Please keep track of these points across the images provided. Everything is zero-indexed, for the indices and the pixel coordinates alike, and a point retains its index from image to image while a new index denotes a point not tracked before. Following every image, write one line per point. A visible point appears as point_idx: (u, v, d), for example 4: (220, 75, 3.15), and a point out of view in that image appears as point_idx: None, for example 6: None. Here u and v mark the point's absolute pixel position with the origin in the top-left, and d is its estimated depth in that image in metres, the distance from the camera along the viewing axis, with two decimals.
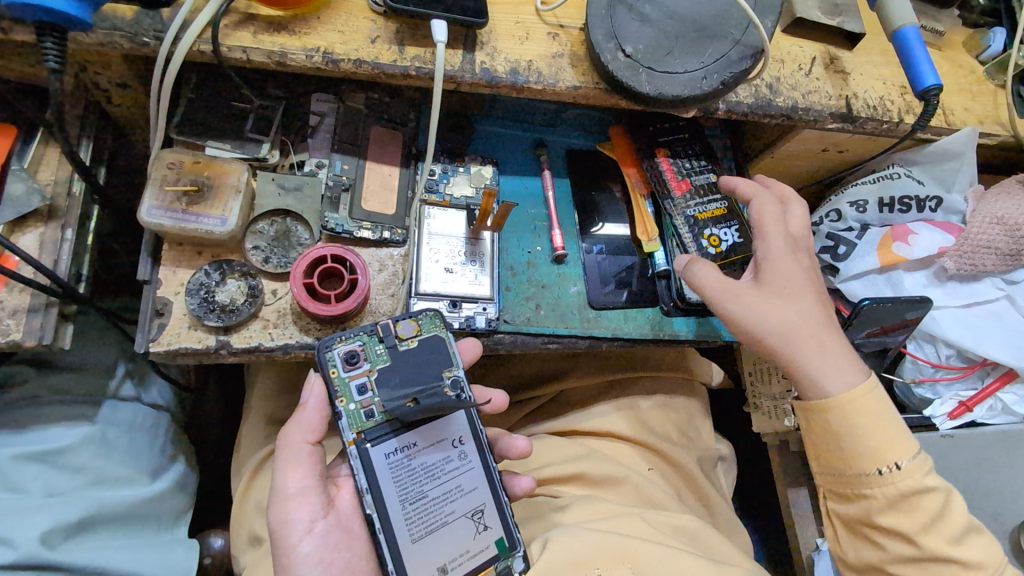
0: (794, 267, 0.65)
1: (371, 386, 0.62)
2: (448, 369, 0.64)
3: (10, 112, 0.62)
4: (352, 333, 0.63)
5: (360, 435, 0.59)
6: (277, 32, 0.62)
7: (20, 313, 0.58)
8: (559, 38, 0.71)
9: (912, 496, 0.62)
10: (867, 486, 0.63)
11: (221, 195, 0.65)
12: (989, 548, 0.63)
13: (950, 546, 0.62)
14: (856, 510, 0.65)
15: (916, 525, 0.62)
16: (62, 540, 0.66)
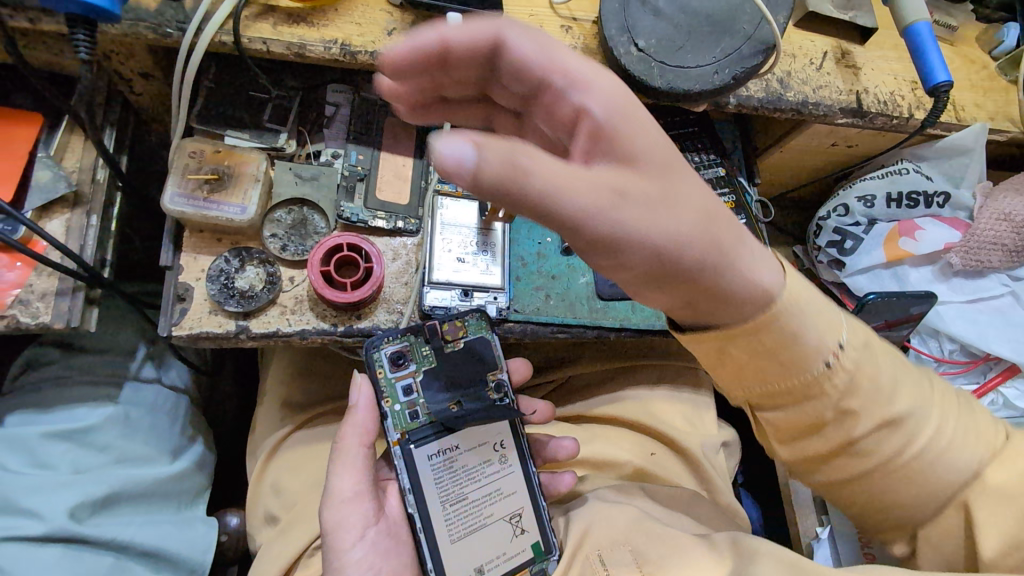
0: (659, 135, 0.46)
1: (416, 388, 0.69)
2: (493, 373, 0.71)
3: (39, 101, 0.64)
4: (399, 335, 0.69)
5: (404, 436, 0.67)
6: (296, 23, 0.63)
7: (49, 296, 0.60)
8: (572, 31, 0.72)
9: (857, 377, 0.54)
10: (817, 386, 0.53)
11: (240, 184, 0.67)
12: (916, 389, 0.58)
13: (891, 402, 0.55)
14: (807, 422, 0.56)
15: (860, 396, 0.54)
16: (89, 515, 0.69)
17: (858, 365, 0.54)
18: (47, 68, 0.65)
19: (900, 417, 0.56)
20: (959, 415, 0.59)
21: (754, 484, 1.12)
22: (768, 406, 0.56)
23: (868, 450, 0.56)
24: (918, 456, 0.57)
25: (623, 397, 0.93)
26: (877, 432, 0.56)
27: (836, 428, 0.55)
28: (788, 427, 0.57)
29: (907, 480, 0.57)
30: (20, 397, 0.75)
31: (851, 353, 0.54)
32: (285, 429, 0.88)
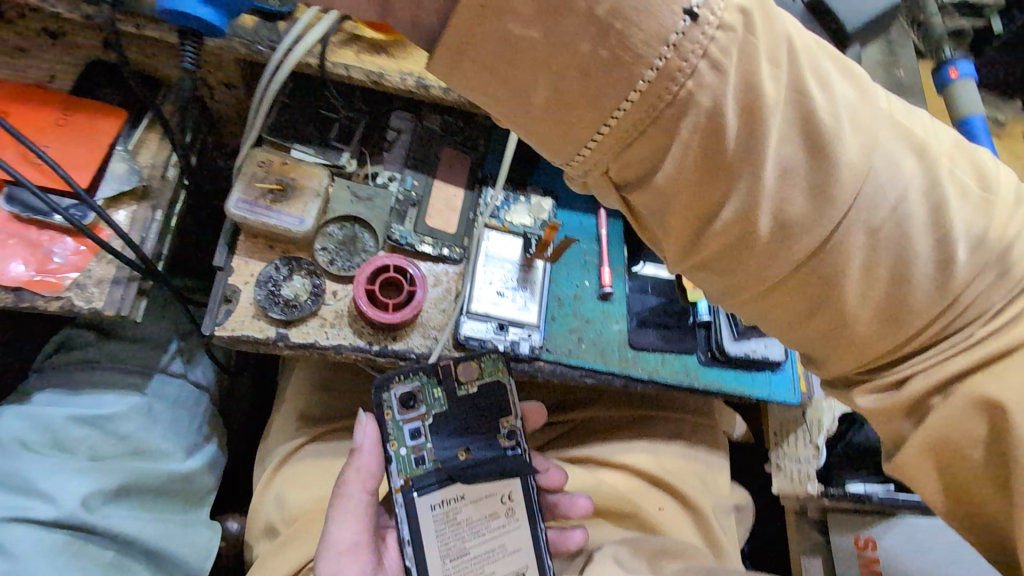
0: None
1: (423, 432, 0.66)
2: (504, 420, 0.69)
3: (124, 97, 0.68)
4: (411, 375, 0.67)
5: (408, 483, 0.64)
6: (378, 54, 0.67)
7: (105, 283, 0.62)
8: None
9: (745, 50, 0.40)
10: (683, 72, 0.38)
11: (302, 197, 0.69)
12: (851, 96, 0.44)
13: (817, 112, 0.42)
14: (697, 166, 0.42)
15: (766, 93, 0.40)
16: (100, 503, 0.69)
17: (748, 33, 0.40)
18: (136, 66, 0.68)
19: (835, 143, 0.42)
20: (909, 130, 0.45)
21: (762, 556, 1.08)
22: (641, 166, 0.44)
23: (794, 220, 0.43)
24: (879, 214, 0.43)
25: (641, 447, 0.91)
26: (796, 170, 0.42)
27: (742, 177, 0.42)
28: (686, 211, 0.45)
29: (865, 255, 0.44)
30: (51, 376, 0.76)
31: (720, 10, 0.39)
32: (298, 441, 0.87)
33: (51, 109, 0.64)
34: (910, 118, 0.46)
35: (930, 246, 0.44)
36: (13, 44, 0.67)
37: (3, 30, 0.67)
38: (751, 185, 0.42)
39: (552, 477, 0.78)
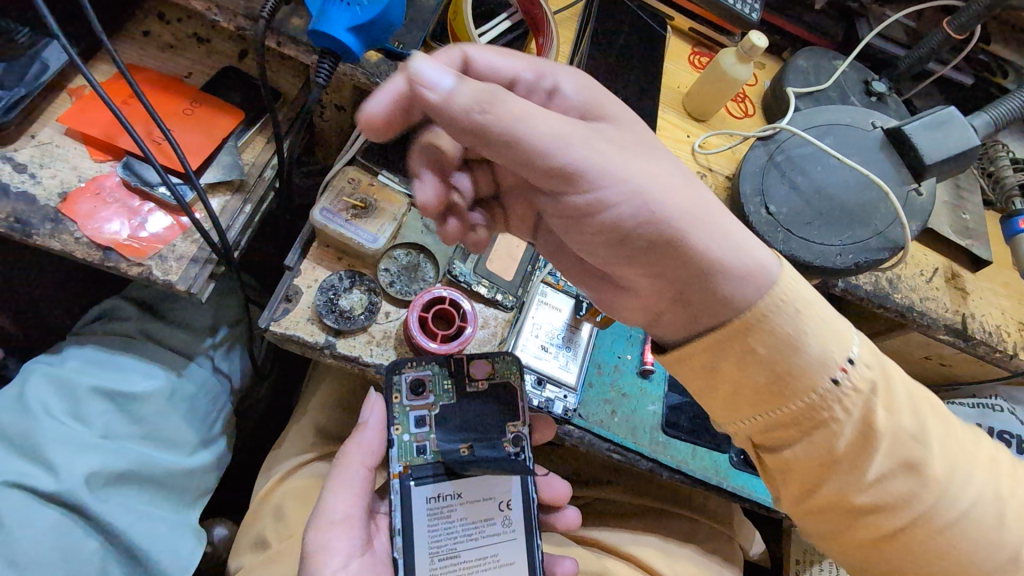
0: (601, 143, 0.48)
1: (428, 421, 0.66)
2: (511, 424, 0.68)
3: (247, 101, 0.75)
4: (425, 362, 0.68)
5: (406, 470, 0.64)
6: None
7: (184, 259, 0.65)
8: (706, 179, 0.80)
9: (872, 396, 0.51)
10: (824, 408, 0.51)
11: (381, 217, 0.72)
12: (934, 420, 0.55)
13: (912, 439, 0.52)
14: (816, 459, 0.53)
15: (879, 425, 0.51)
16: (101, 485, 0.69)
17: (871, 388, 0.52)
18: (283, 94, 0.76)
19: (923, 460, 0.52)
20: (972, 449, 0.56)
21: None
22: (773, 442, 0.54)
23: (886, 505, 0.53)
24: (951, 515, 0.53)
25: (654, 543, 0.85)
26: (893, 475, 0.52)
27: (846, 472, 0.52)
28: (795, 480, 0.55)
29: (937, 546, 0.53)
30: (100, 337, 0.78)
31: (856, 377, 0.51)
32: (309, 457, 0.86)
33: (182, 99, 0.71)
34: (969, 436, 0.57)
35: (989, 543, 0.54)
36: (166, 40, 0.76)
37: (162, 28, 0.76)
38: (853, 479, 0.52)
39: (554, 487, 0.76)
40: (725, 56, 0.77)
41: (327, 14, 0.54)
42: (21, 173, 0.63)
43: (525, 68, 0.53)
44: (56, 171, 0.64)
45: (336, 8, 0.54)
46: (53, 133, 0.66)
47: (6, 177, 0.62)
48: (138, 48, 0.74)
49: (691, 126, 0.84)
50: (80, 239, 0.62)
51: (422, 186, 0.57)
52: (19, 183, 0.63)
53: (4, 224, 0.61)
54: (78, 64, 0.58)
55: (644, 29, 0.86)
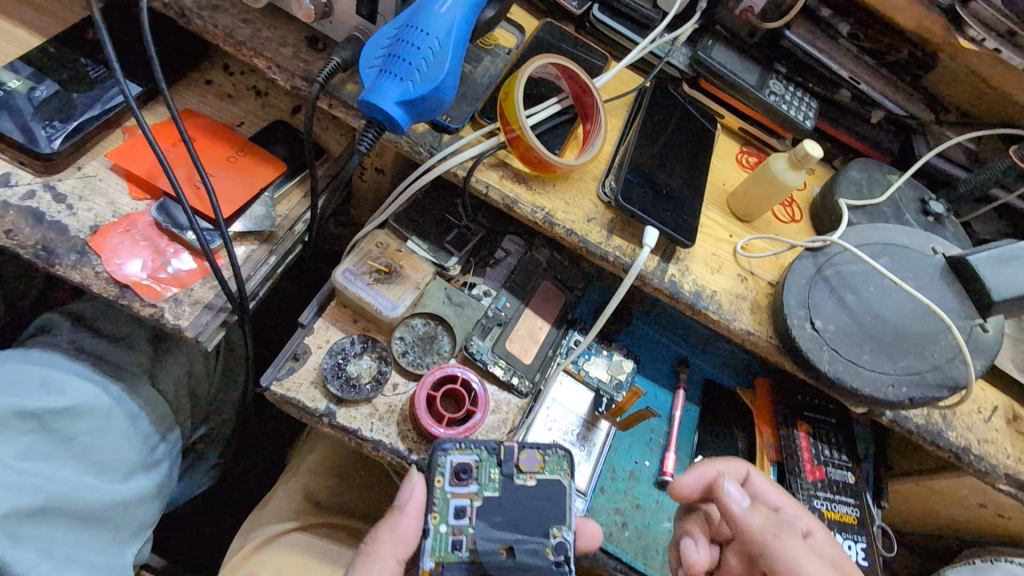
0: None
1: (468, 514, 0.60)
2: (557, 529, 0.60)
3: (291, 154, 0.76)
4: (472, 446, 0.62)
5: (438, 568, 0.58)
6: (518, 184, 0.71)
7: (198, 306, 0.64)
8: (747, 282, 0.76)
9: None
10: None
11: (404, 284, 0.69)
12: None
13: None
14: None
15: None
16: (13, 524, 0.62)
17: None
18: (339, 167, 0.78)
19: None
20: None
21: None
22: None
23: None
24: None
25: None
26: None
27: None
28: None
29: None
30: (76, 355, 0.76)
31: None
32: (287, 527, 0.78)
33: (228, 147, 0.73)
34: None
35: None
36: (225, 90, 0.79)
37: (224, 78, 0.79)
38: None
39: None
40: (777, 160, 0.75)
41: (378, 86, 0.54)
42: (59, 203, 0.63)
43: (790, 507, 0.64)
44: (93, 205, 0.65)
45: (387, 81, 0.54)
46: (99, 166, 0.67)
47: (43, 205, 0.63)
48: (197, 94, 0.77)
49: (735, 226, 0.81)
50: (100, 274, 0.62)
51: (695, 548, 0.63)
52: (54, 213, 0.63)
53: (30, 251, 0.61)
54: (132, 105, 0.61)
55: (693, 124, 0.85)
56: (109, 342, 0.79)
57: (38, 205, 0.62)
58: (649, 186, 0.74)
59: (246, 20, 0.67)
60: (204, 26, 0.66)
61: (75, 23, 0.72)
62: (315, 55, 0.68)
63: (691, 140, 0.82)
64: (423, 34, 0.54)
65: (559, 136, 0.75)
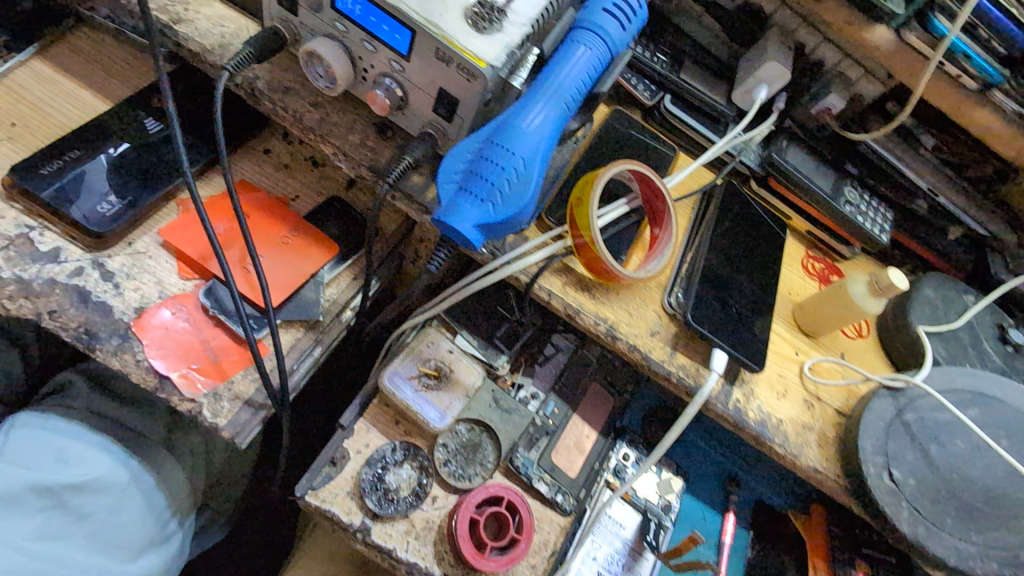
0: None
1: None
2: None
3: (345, 235, 0.73)
4: None
5: None
6: (581, 291, 0.67)
7: (237, 401, 0.60)
8: (813, 409, 0.71)
9: None
10: None
11: (454, 390, 0.66)
12: None
13: None
14: None
15: None
16: None
17: None
18: (397, 247, 0.75)
19: None
20: None
21: None
22: None
23: None
24: None
25: None
26: None
27: None
28: None
29: None
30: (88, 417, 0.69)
31: None
32: None
33: (282, 225, 0.70)
34: None
35: None
36: (283, 160, 0.77)
37: (282, 148, 0.77)
38: None
39: None
40: (856, 283, 0.70)
41: (456, 205, 0.51)
42: (106, 281, 0.61)
43: None
44: (140, 284, 0.62)
45: (466, 201, 0.51)
46: (150, 242, 0.65)
47: (90, 284, 0.60)
48: (254, 164, 0.75)
49: (803, 343, 0.76)
50: (141, 363, 0.59)
51: None
52: (101, 292, 0.60)
53: (72, 333, 0.58)
54: (194, 193, 0.59)
55: (763, 229, 0.81)
56: (120, 400, 0.72)
57: (85, 284, 0.60)
58: (719, 300, 0.69)
59: (315, 104, 0.65)
60: (274, 108, 0.64)
61: (143, 88, 0.71)
62: (382, 143, 0.65)
63: (760, 247, 0.78)
64: (508, 154, 0.52)
65: (624, 239, 0.72)
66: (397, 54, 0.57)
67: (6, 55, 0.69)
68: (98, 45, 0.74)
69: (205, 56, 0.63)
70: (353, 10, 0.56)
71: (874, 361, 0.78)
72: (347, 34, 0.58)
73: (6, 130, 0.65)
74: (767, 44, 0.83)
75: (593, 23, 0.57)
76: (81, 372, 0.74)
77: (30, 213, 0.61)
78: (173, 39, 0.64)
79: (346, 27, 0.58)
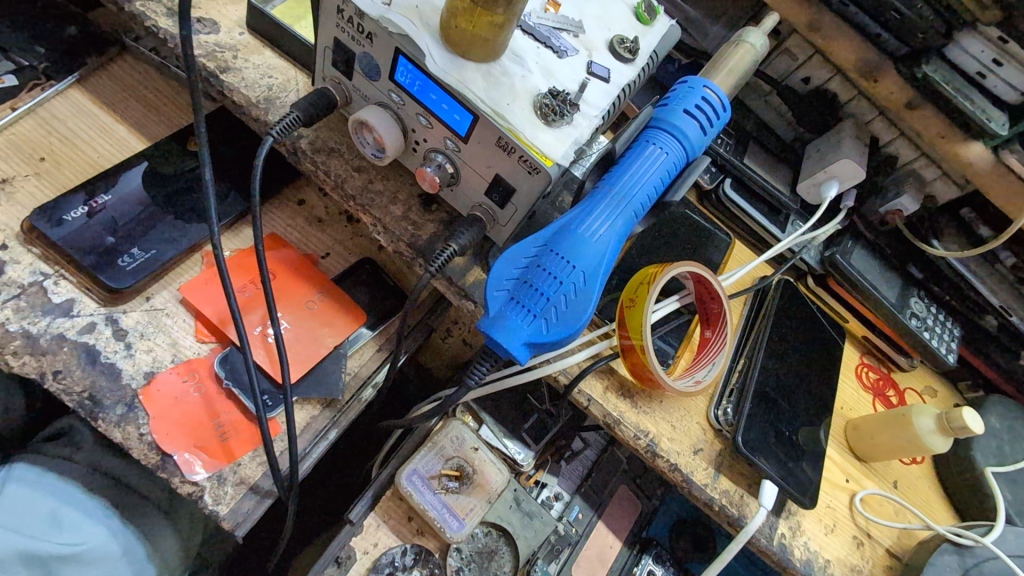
0: None
1: None
2: None
3: (374, 302, 0.68)
4: None
5: None
6: (623, 398, 0.61)
7: (242, 487, 0.56)
8: (863, 549, 0.64)
9: None
10: None
11: (475, 493, 0.61)
12: None
13: None
14: None
15: None
16: None
17: None
18: (427, 321, 0.70)
19: None
20: None
21: None
22: None
23: None
24: None
25: None
26: None
27: None
28: None
29: None
30: (82, 474, 0.64)
31: None
32: None
33: (309, 288, 0.65)
34: None
35: None
36: (317, 213, 0.72)
37: (317, 199, 0.73)
38: None
39: None
40: (924, 416, 0.64)
41: (505, 318, 0.45)
42: (118, 340, 0.57)
43: None
44: (153, 345, 0.58)
45: (517, 314, 0.46)
46: (168, 298, 0.60)
47: (101, 342, 0.56)
48: (286, 216, 0.70)
49: (856, 469, 0.70)
50: (144, 437, 0.54)
51: None
52: (111, 353, 0.56)
53: (75, 399, 0.54)
54: (218, 249, 0.52)
55: (821, 335, 0.74)
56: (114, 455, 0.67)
57: (95, 342, 0.56)
58: (771, 420, 0.64)
59: (359, 169, 0.61)
60: (315, 169, 0.60)
61: (180, 128, 0.67)
62: (426, 217, 0.60)
63: (817, 357, 0.72)
64: (568, 265, 0.47)
65: (671, 340, 0.66)
66: (455, 134, 0.51)
67: (45, 83, 0.66)
68: (138, 77, 0.70)
69: (249, 108, 0.59)
70: (411, 84, 0.51)
71: (929, 494, 0.71)
72: (403, 105, 0.53)
73: (34, 165, 0.61)
74: (840, 135, 0.76)
75: (672, 124, 0.53)
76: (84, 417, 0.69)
77: (47, 259, 0.58)
78: (217, 87, 0.60)
79: (401, 99, 0.52)
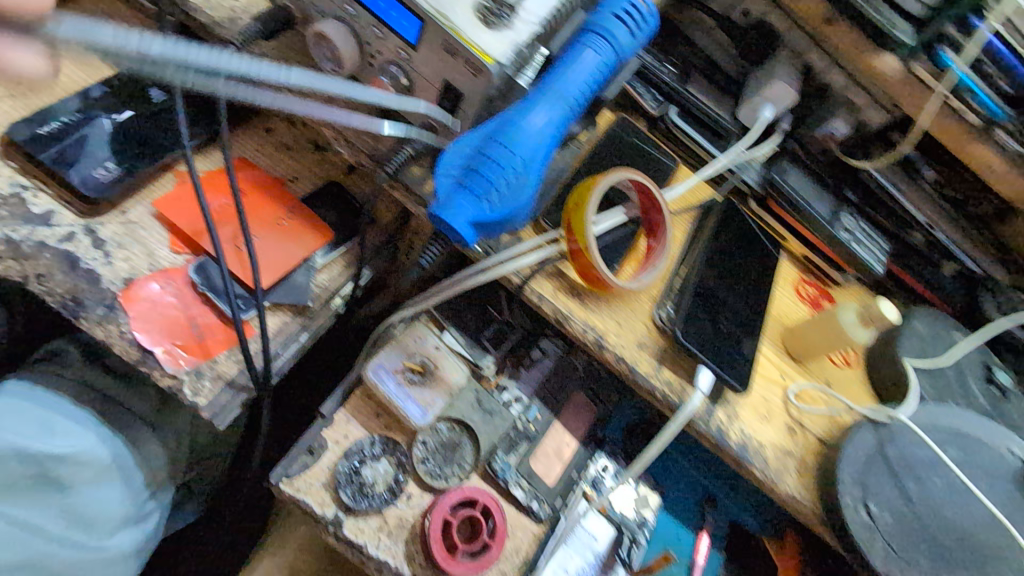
0: None
1: None
2: None
3: (340, 222, 0.72)
4: None
5: None
6: (573, 297, 0.66)
7: (219, 382, 0.60)
8: (795, 436, 0.70)
9: None
10: None
11: (435, 388, 0.67)
12: None
13: None
14: None
15: None
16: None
17: None
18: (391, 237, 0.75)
19: None
20: None
21: None
22: None
23: None
24: None
25: None
26: None
27: None
28: None
29: None
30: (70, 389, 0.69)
31: None
32: None
33: (278, 206, 0.69)
34: None
35: None
36: (284, 140, 0.76)
37: (284, 127, 0.77)
38: None
39: None
40: (846, 311, 0.70)
41: (452, 201, 0.50)
42: (96, 248, 0.61)
43: None
44: (130, 254, 0.62)
45: (463, 197, 0.50)
46: (143, 212, 0.64)
47: (80, 250, 0.60)
48: (254, 142, 0.74)
49: (790, 367, 0.76)
50: (124, 334, 0.58)
51: None
52: (89, 260, 0.60)
53: (59, 299, 0.58)
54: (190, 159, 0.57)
55: (760, 251, 0.80)
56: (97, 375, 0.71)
57: (75, 250, 0.60)
58: (708, 319, 0.70)
59: None
60: None
61: None
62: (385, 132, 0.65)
63: (756, 268, 0.78)
64: (509, 152, 0.51)
65: (620, 248, 0.71)
66: (406, 43, 0.55)
67: None
68: (109, 12, 0.73)
69: (215, 29, 0.63)
70: None
71: (860, 393, 0.78)
72: (357, 18, 0.57)
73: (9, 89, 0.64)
74: (776, 63, 0.81)
75: (603, 27, 0.58)
76: (75, 341, 0.74)
77: (25, 173, 0.61)
78: (184, 10, 0.64)
79: (356, 12, 0.56)
